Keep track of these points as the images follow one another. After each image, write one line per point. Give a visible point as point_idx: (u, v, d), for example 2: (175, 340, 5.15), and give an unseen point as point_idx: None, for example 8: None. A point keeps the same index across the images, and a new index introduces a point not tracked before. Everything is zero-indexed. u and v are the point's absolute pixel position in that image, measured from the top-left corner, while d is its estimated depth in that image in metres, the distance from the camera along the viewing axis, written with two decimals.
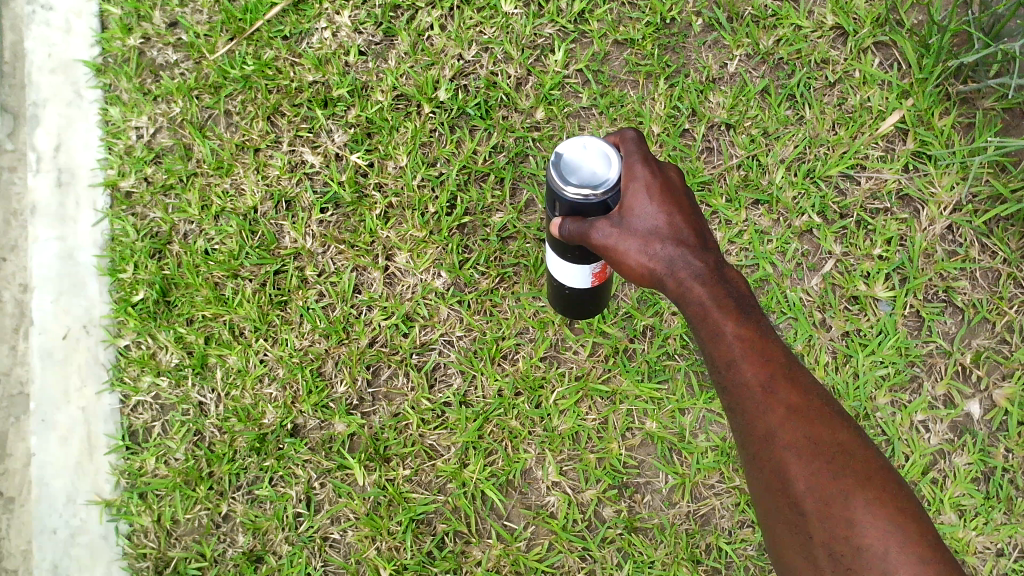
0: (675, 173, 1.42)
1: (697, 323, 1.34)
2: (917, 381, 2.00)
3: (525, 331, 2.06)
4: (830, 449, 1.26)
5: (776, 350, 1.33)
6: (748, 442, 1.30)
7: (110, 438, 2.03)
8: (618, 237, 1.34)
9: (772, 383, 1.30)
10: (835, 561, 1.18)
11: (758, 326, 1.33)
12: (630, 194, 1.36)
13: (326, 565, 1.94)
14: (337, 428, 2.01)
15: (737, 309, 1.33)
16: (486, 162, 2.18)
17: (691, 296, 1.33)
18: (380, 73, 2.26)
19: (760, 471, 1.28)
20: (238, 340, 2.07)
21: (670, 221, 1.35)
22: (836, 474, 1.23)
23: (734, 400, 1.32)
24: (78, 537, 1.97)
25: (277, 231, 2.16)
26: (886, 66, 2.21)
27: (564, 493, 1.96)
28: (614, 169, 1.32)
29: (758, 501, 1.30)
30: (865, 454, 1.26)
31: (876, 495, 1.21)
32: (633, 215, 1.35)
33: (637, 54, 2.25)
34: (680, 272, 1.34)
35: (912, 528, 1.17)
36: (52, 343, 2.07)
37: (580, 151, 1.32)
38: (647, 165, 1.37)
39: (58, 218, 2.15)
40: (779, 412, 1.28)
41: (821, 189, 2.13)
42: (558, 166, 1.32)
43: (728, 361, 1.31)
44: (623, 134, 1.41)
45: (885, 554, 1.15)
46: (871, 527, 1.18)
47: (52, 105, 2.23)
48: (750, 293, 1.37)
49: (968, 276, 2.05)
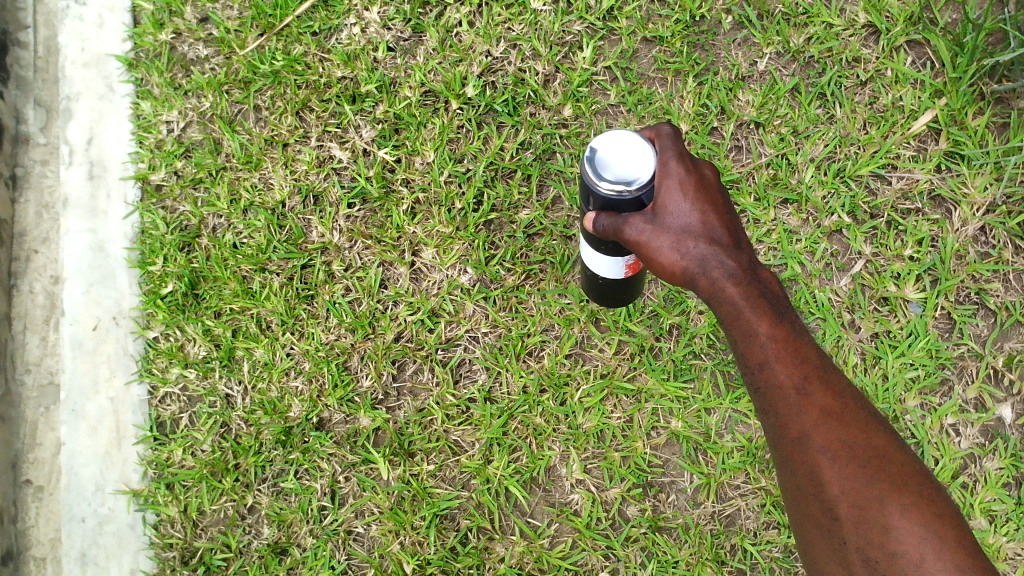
0: (711, 170, 1.40)
1: (729, 324, 1.33)
2: (947, 384, 1.97)
3: (551, 328, 2.05)
4: (865, 454, 1.25)
5: (810, 352, 1.32)
6: (781, 445, 1.29)
7: (139, 428, 2.05)
8: (652, 234, 1.33)
9: (806, 386, 1.29)
10: (869, 566, 1.17)
11: (792, 327, 1.32)
12: (664, 191, 1.35)
13: (350, 559, 1.95)
14: (362, 422, 2.01)
15: (771, 309, 1.32)
16: (513, 159, 2.17)
17: (724, 295, 1.32)
18: (408, 69, 2.26)
19: (793, 473, 1.28)
20: (265, 333, 2.09)
21: (703, 219, 1.34)
22: (871, 478, 1.23)
23: (767, 402, 1.31)
24: (106, 526, 1.99)
25: (305, 226, 2.17)
26: (919, 65, 2.18)
27: (588, 491, 1.96)
28: (649, 165, 1.32)
29: (790, 504, 1.30)
30: (901, 459, 1.25)
31: (912, 501, 1.20)
32: (666, 213, 1.34)
33: (666, 52, 2.23)
34: (713, 272, 1.33)
35: (947, 533, 1.16)
36: (83, 334, 2.10)
37: (615, 146, 1.32)
38: (681, 162, 1.36)
39: (89, 211, 2.18)
40: (813, 415, 1.27)
41: (852, 189, 2.10)
42: (592, 162, 1.33)
43: (761, 362, 1.30)
44: (659, 129, 1.41)
45: (920, 561, 1.14)
46: (907, 533, 1.17)
47: (84, 99, 2.26)
48: (785, 293, 1.35)
49: (1001, 279, 2.02)
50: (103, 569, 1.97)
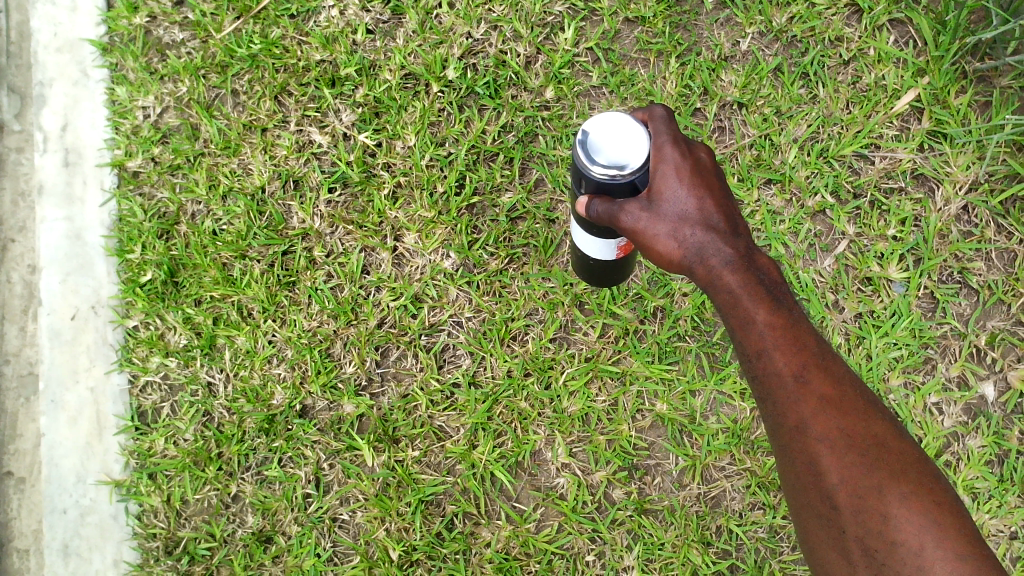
0: (705, 153, 1.39)
1: (727, 312, 1.32)
2: (931, 363, 1.98)
3: (535, 312, 2.04)
4: (864, 442, 1.24)
5: (809, 338, 1.30)
6: (780, 434, 1.28)
7: (119, 418, 2.03)
8: (649, 221, 1.32)
9: (805, 373, 1.27)
10: (869, 556, 1.17)
11: (791, 314, 1.31)
12: (660, 177, 1.33)
13: (336, 546, 1.95)
14: (346, 409, 2.00)
15: (769, 296, 1.31)
16: (495, 142, 2.15)
17: (721, 283, 1.32)
18: (388, 52, 2.23)
19: (791, 462, 1.26)
20: (247, 320, 2.06)
21: (700, 206, 1.33)
22: (869, 466, 1.21)
23: (765, 390, 1.29)
24: (88, 517, 1.98)
25: (285, 212, 2.14)
26: (902, 44, 2.17)
27: (573, 475, 1.95)
28: (642, 150, 1.28)
29: (789, 493, 1.29)
30: (899, 446, 1.24)
31: (911, 489, 1.19)
32: (663, 200, 1.33)
33: (648, 32, 2.21)
34: (710, 259, 1.32)
35: (947, 521, 1.16)
36: (61, 324, 2.07)
37: (607, 128, 1.27)
38: (676, 147, 1.34)
39: (65, 198, 2.14)
40: (812, 403, 1.26)
41: (835, 169, 2.10)
42: (584, 146, 1.28)
43: (759, 351, 1.29)
44: (652, 112, 1.38)
45: (920, 551, 1.13)
46: (905, 522, 1.16)
47: (58, 84, 2.22)
48: (782, 280, 1.34)
49: (983, 257, 2.03)
50: (87, 560, 1.95)
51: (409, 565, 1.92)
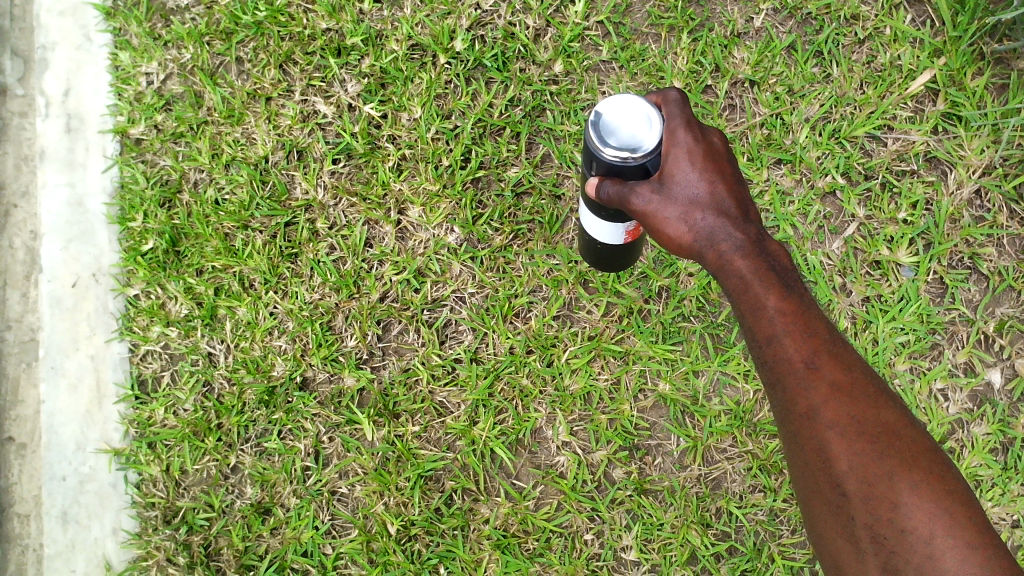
0: (718, 138, 1.37)
1: (737, 297, 1.30)
2: (938, 349, 1.96)
3: (539, 289, 2.02)
4: (875, 429, 1.22)
5: (819, 326, 1.28)
6: (789, 420, 1.26)
7: (119, 387, 2.02)
8: (659, 204, 1.30)
9: (815, 360, 1.25)
10: (879, 543, 1.15)
11: (801, 300, 1.29)
12: (671, 160, 1.32)
13: (334, 519, 1.94)
14: (347, 382, 1.99)
15: (780, 282, 1.29)
16: (502, 116, 2.12)
17: (732, 269, 1.29)
18: (395, 22, 2.19)
19: (800, 449, 1.24)
20: (248, 291, 2.05)
21: (711, 190, 1.31)
22: (880, 454, 1.19)
23: (775, 376, 1.27)
24: (87, 485, 1.98)
25: (288, 182, 2.12)
26: (919, 23, 2.13)
27: (574, 453, 1.94)
28: (656, 132, 1.26)
29: (797, 480, 1.27)
30: (910, 434, 1.22)
31: (923, 477, 1.17)
32: (673, 182, 1.31)
33: (660, 7, 2.16)
34: (721, 244, 1.30)
35: (958, 510, 1.13)
36: (62, 291, 2.06)
37: (621, 110, 1.26)
38: (689, 130, 1.32)
39: (67, 163, 2.12)
40: (822, 389, 1.24)
41: (846, 150, 2.06)
42: (596, 126, 1.27)
43: (769, 337, 1.27)
44: (666, 95, 1.36)
45: (931, 538, 1.11)
46: (916, 509, 1.14)
47: (61, 48, 2.19)
48: (794, 266, 1.32)
49: (995, 243, 2.00)
50: (86, 527, 1.96)
51: (406, 540, 1.92)
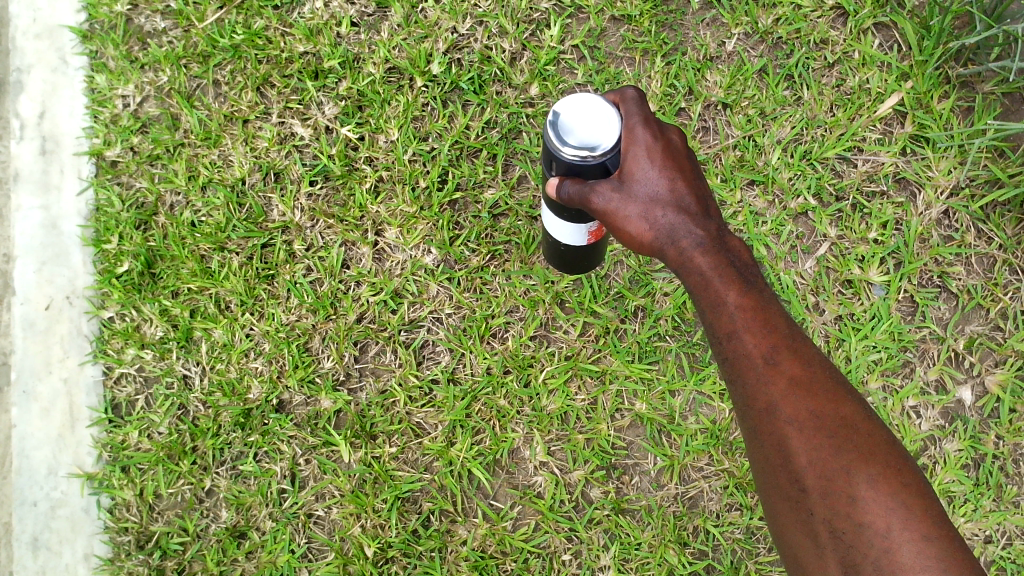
0: (677, 135, 1.39)
1: (697, 294, 1.33)
2: (909, 366, 1.99)
3: (516, 310, 2.03)
4: (833, 424, 1.23)
5: (778, 321, 1.31)
6: (750, 416, 1.27)
7: (92, 411, 2.00)
8: (620, 202, 1.32)
9: (774, 355, 1.28)
10: (837, 538, 1.15)
11: (761, 296, 1.32)
12: (630, 158, 1.34)
13: (310, 542, 1.93)
14: (323, 404, 1.98)
15: (740, 278, 1.32)
16: (479, 138, 2.14)
17: (692, 265, 1.32)
18: (372, 45, 2.21)
19: (760, 445, 1.26)
20: (224, 313, 2.04)
21: (672, 187, 1.34)
22: (838, 449, 1.20)
23: (735, 372, 1.29)
24: (58, 510, 1.96)
25: (265, 204, 2.12)
26: (886, 48, 2.18)
27: (551, 473, 1.94)
28: (614, 131, 1.28)
29: (758, 476, 1.28)
30: (868, 428, 1.23)
31: (880, 470, 1.18)
32: (634, 180, 1.33)
33: (634, 31, 2.20)
34: (682, 241, 1.32)
35: (913, 503, 1.14)
36: (34, 313, 2.05)
37: (578, 110, 1.28)
38: (648, 128, 1.35)
39: (41, 186, 2.11)
40: (781, 384, 1.26)
41: (817, 171, 2.10)
42: (554, 127, 1.28)
43: (729, 333, 1.29)
44: (623, 93, 1.39)
45: (887, 532, 1.12)
46: (873, 503, 1.15)
47: (36, 71, 2.19)
48: (753, 261, 1.36)
49: (963, 262, 2.04)
50: (57, 553, 1.93)
51: (383, 562, 1.91)
